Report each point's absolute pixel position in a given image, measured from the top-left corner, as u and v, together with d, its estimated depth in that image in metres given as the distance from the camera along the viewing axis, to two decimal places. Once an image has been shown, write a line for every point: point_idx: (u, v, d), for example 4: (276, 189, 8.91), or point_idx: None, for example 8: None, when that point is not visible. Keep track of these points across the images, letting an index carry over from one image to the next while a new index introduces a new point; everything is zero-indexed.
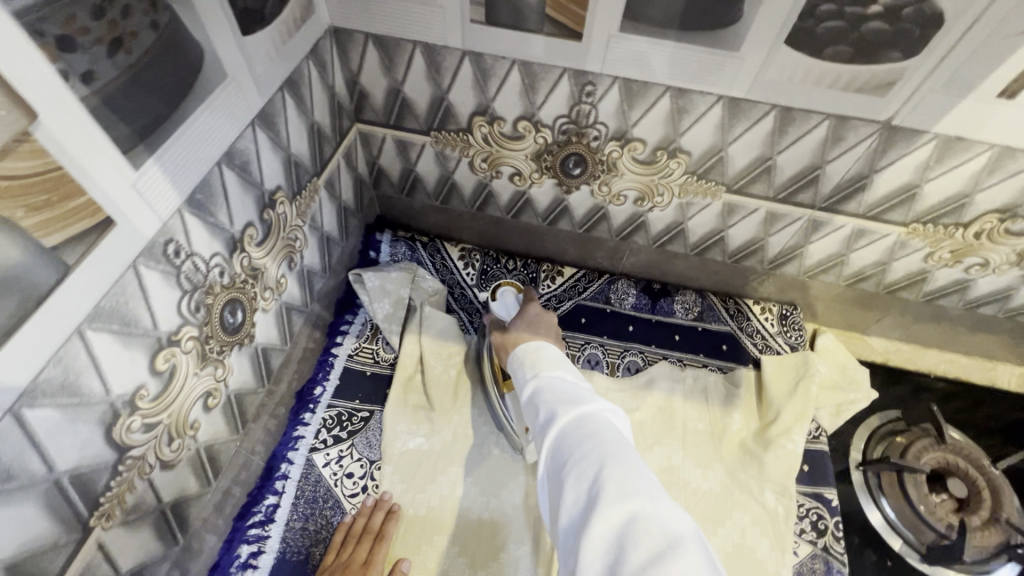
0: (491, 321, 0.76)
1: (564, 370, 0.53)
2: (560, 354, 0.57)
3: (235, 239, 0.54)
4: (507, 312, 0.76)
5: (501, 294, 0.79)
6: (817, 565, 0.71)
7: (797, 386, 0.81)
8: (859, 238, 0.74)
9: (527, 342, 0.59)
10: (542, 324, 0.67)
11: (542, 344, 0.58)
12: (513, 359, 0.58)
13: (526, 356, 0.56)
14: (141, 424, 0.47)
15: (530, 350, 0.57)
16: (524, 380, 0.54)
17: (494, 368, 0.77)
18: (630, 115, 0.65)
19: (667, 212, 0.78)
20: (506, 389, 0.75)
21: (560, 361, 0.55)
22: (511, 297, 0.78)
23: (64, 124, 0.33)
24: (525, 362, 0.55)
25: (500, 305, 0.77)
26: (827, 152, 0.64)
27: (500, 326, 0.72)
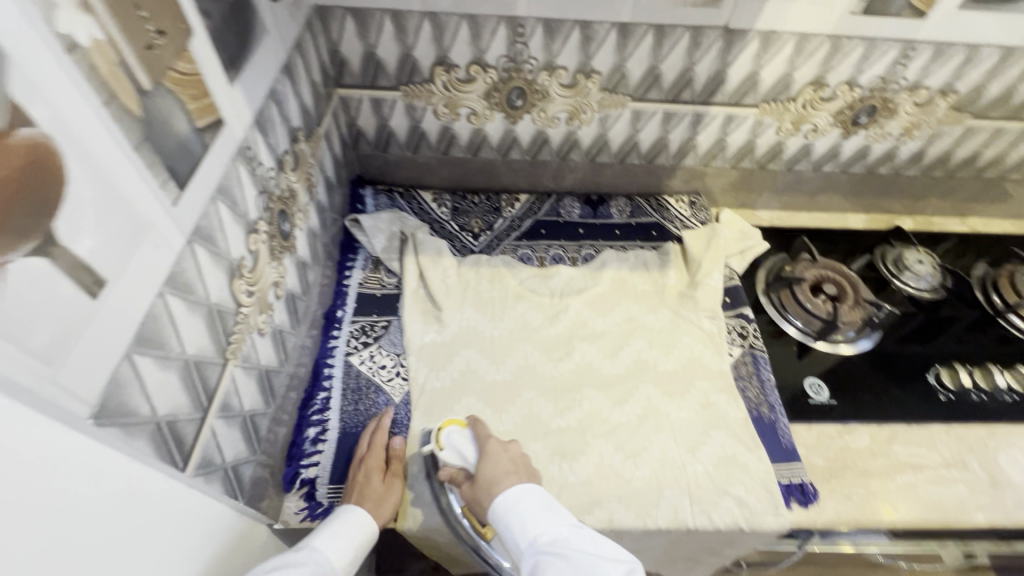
0: (450, 474, 0.76)
1: (554, 529, 0.66)
2: (541, 501, 0.69)
3: (280, 161, 0.71)
4: (466, 457, 0.75)
5: (447, 436, 0.77)
6: (747, 358, 0.96)
7: (710, 244, 1.07)
8: (730, 123, 1.02)
9: (510, 492, 0.69)
10: (509, 457, 0.74)
11: (524, 495, 0.69)
12: (501, 526, 0.68)
13: (516, 526, 0.67)
14: (246, 288, 0.62)
15: (516, 512, 0.68)
16: (529, 557, 0.65)
17: (471, 518, 0.77)
18: (553, 47, 0.88)
19: (592, 127, 1.02)
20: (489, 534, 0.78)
21: (547, 517, 0.67)
22: (460, 438, 0.77)
23: (202, 43, 0.50)
24: (521, 539, 0.66)
25: (453, 450, 0.76)
26: (693, 56, 0.90)
27: (466, 477, 0.75)
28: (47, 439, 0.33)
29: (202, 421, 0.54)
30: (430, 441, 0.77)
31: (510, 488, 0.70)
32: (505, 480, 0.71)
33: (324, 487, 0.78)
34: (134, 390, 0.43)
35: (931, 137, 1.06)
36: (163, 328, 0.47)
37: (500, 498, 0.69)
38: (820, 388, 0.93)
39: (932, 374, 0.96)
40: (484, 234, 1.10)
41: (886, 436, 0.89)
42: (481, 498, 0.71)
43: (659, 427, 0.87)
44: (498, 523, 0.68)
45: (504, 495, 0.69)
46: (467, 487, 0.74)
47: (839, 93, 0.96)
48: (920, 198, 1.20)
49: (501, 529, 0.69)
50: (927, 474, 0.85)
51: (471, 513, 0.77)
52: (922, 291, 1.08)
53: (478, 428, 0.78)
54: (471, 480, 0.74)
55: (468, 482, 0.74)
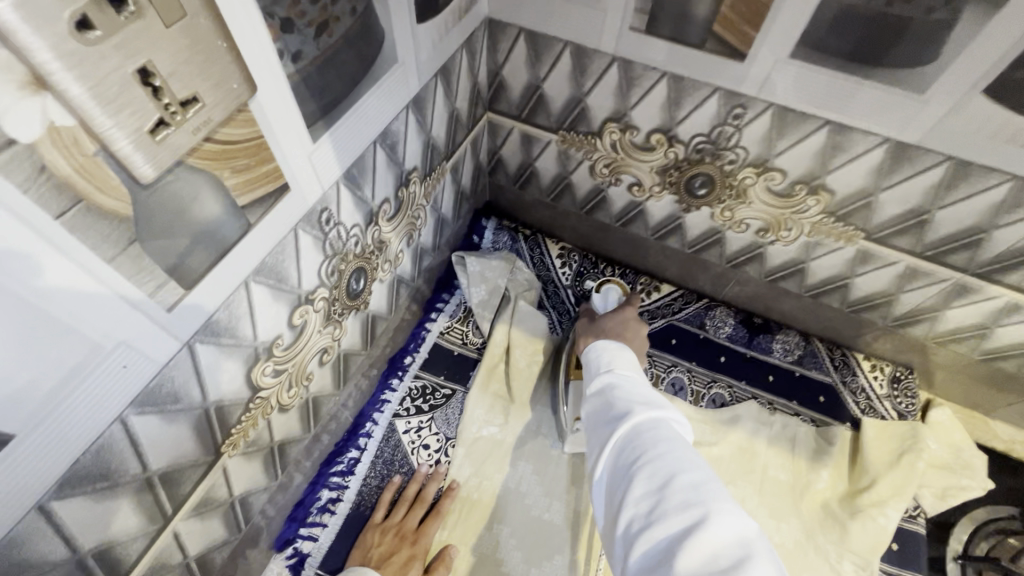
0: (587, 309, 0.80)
1: (638, 374, 0.55)
2: (635, 362, 0.58)
3: (372, 213, 0.58)
4: (604, 306, 0.80)
5: (604, 288, 0.83)
6: None
7: (901, 457, 0.75)
8: (1013, 313, 0.66)
9: (608, 343, 0.60)
10: (628, 330, 0.67)
11: (621, 344, 0.61)
12: (591, 356, 0.60)
13: (603, 356, 0.58)
14: (272, 369, 0.51)
15: (611, 351, 0.58)
16: (600, 375, 0.55)
17: (569, 356, 0.78)
18: (776, 144, 0.62)
19: (790, 247, 0.74)
20: (573, 376, 0.76)
21: (632, 365, 0.56)
22: (613, 296, 0.82)
23: (272, 99, 0.37)
24: (601, 359, 0.58)
25: (602, 298, 0.82)
26: (1000, 215, 0.57)
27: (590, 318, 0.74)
28: None
29: (159, 531, 0.45)
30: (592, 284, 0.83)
31: (609, 341, 0.60)
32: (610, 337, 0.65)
33: (312, 569, 0.69)
34: (43, 539, 0.34)
35: None
36: (115, 456, 0.37)
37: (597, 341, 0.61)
38: None
39: None
40: None
41: None
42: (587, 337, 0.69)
43: None
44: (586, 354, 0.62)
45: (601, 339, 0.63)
46: (583, 323, 0.73)
47: None
48: None
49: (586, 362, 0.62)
50: None
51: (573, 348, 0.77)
52: None
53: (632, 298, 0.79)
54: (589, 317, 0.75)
55: (588, 320, 0.73)
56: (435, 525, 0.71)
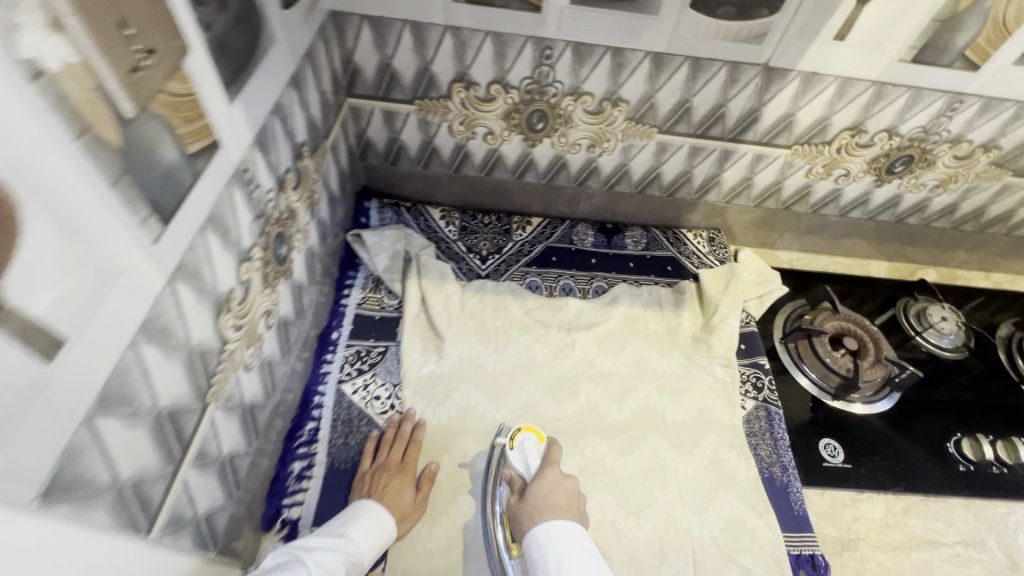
0: (509, 476, 0.76)
1: (588, 571, 0.62)
2: (579, 543, 0.65)
3: (280, 180, 0.66)
4: (528, 467, 0.76)
5: (521, 441, 0.78)
6: (761, 413, 0.91)
7: (728, 285, 1.02)
8: (759, 162, 0.97)
9: (551, 527, 0.66)
10: (560, 497, 0.70)
11: (565, 531, 0.66)
12: (533, 551, 0.65)
13: (547, 558, 0.64)
14: (233, 323, 0.57)
15: (554, 541, 0.65)
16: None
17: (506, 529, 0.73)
18: (580, 72, 0.83)
19: (613, 155, 0.97)
20: (512, 552, 0.71)
21: (584, 559, 0.63)
22: (531, 450, 0.77)
23: (199, 61, 0.45)
24: (552, 565, 0.63)
25: (520, 455, 0.76)
26: (728, 92, 0.85)
27: (518, 489, 0.74)
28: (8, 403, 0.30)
29: (174, 476, 0.49)
30: (503, 438, 0.78)
31: (550, 522, 0.67)
32: (548, 509, 0.69)
33: (306, 529, 0.72)
34: (92, 458, 0.38)
35: (966, 191, 1.01)
36: (134, 383, 0.41)
37: (540, 527, 0.67)
38: (836, 450, 0.89)
39: (954, 444, 0.91)
40: (492, 258, 1.05)
41: (902, 508, 0.85)
42: (522, 521, 0.69)
43: (665, 483, 0.82)
44: (533, 549, 0.65)
45: (546, 522, 0.67)
46: (513, 500, 0.73)
47: (877, 140, 0.91)
48: (946, 251, 1.15)
49: (532, 561, 0.65)
50: (943, 553, 0.81)
51: (505, 519, 0.73)
52: (943, 350, 1.03)
53: (553, 448, 0.77)
54: (521, 493, 0.73)
55: (518, 495, 0.73)
56: (415, 452, 0.79)
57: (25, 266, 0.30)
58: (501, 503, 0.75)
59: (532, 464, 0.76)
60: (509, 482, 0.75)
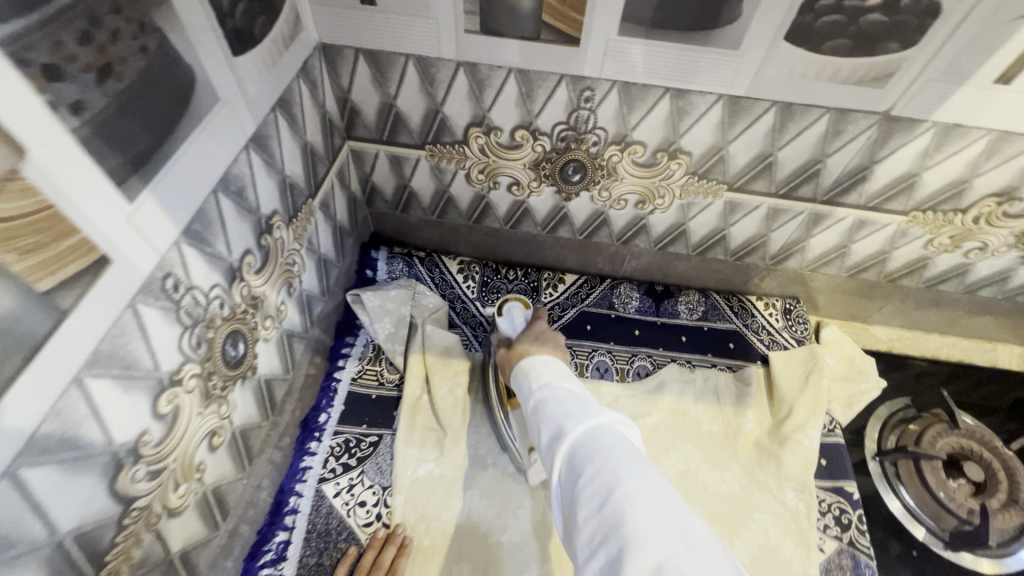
0: (498, 338, 0.75)
1: (571, 385, 0.52)
2: (564, 369, 0.56)
3: (234, 269, 0.52)
4: (513, 326, 0.75)
5: (507, 308, 0.78)
6: (846, 562, 0.70)
7: (808, 380, 0.80)
8: (861, 228, 0.75)
9: (532, 359, 0.60)
10: (543, 338, 0.67)
11: (548, 361, 0.58)
12: (518, 383, 0.58)
13: (530, 374, 0.56)
14: (146, 472, 0.44)
15: (537, 367, 0.57)
16: (530, 399, 0.53)
17: (500, 388, 0.76)
18: (629, 118, 0.64)
19: (668, 213, 0.78)
20: (510, 408, 0.74)
21: (566, 376, 0.54)
22: (518, 313, 0.77)
23: (54, 159, 0.31)
24: (533, 380, 0.55)
25: (508, 319, 0.76)
26: (827, 145, 0.64)
27: (505, 345, 0.73)
28: None
29: None
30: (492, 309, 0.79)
31: (533, 356, 0.60)
32: (532, 349, 0.64)
33: None
34: None
35: None
36: None
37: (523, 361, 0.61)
38: None
39: None
40: None
41: None
42: (511, 359, 0.66)
43: None
44: (517, 379, 0.58)
45: (526, 358, 0.60)
46: (502, 350, 0.71)
47: None
48: None
49: (518, 386, 0.58)
50: None
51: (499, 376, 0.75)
52: None
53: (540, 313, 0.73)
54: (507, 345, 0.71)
55: (505, 346, 0.71)
56: None
57: None
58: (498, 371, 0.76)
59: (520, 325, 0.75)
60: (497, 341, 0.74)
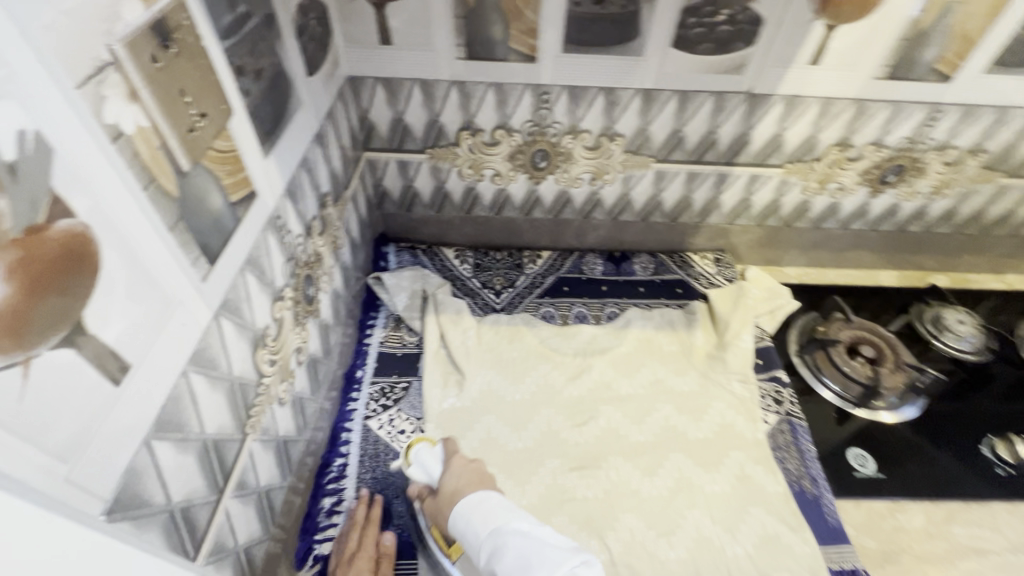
0: (417, 490, 0.70)
1: (516, 522, 0.58)
2: (502, 505, 0.61)
3: (308, 227, 0.71)
4: (429, 473, 0.69)
5: (415, 453, 0.71)
6: (784, 426, 0.90)
7: (738, 302, 1.04)
8: (755, 182, 1.01)
9: (469, 499, 0.63)
10: (473, 471, 0.68)
11: (484, 498, 0.62)
12: (460, 526, 0.61)
13: (473, 520, 0.60)
14: (268, 358, 0.61)
15: (476, 508, 0.61)
16: (483, 546, 0.57)
17: (437, 535, 0.70)
18: (577, 112, 0.89)
19: (614, 186, 1.02)
20: (455, 554, 0.67)
21: (505, 513, 0.60)
22: (427, 454, 0.71)
23: (240, 120, 0.51)
24: (478, 525, 0.59)
25: (420, 467, 0.70)
26: (716, 119, 0.90)
27: (429, 492, 0.69)
28: (79, 417, 0.34)
29: (217, 503, 0.52)
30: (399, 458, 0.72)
31: (471, 494, 0.63)
32: (465, 488, 0.65)
33: None
34: (149, 479, 0.41)
35: (963, 195, 1.03)
36: (185, 410, 0.45)
37: (461, 503, 0.63)
38: (865, 460, 0.87)
39: (988, 447, 0.89)
40: (506, 291, 1.09)
41: (942, 515, 0.82)
42: (444, 510, 0.64)
43: (693, 502, 0.82)
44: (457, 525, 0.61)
45: (463, 502, 0.63)
46: (428, 503, 0.67)
47: (865, 153, 0.95)
48: (953, 255, 1.17)
49: (461, 541, 0.61)
50: (994, 561, 0.78)
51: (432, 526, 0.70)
52: (965, 353, 1.02)
53: (448, 445, 0.72)
54: (432, 495, 0.68)
55: (432, 496, 0.68)
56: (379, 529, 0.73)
57: (99, 298, 0.35)
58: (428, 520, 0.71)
59: (434, 470, 0.70)
60: (418, 494, 0.70)
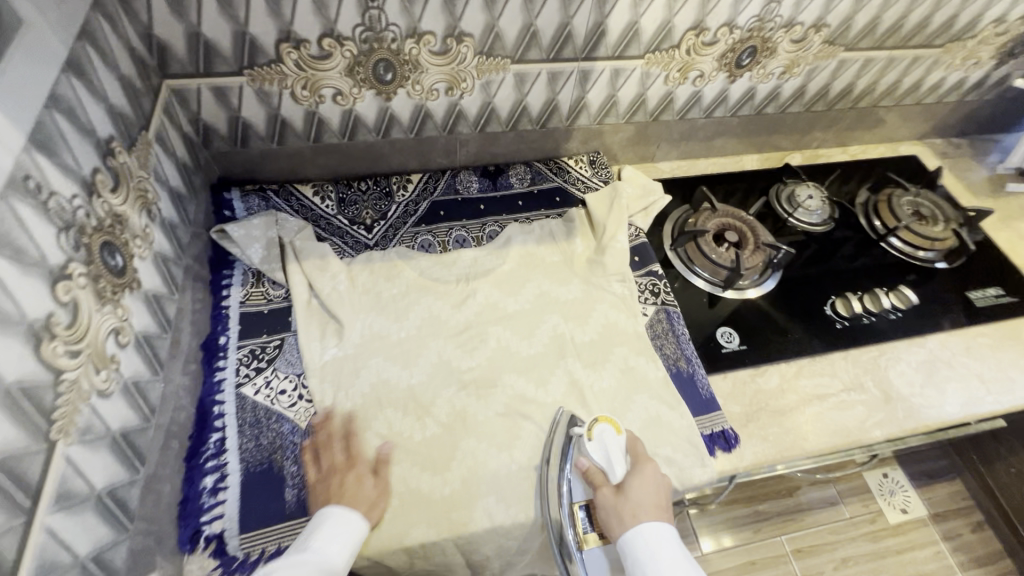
0: (587, 467, 0.70)
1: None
2: (680, 549, 0.61)
3: (88, 184, 0.58)
4: (609, 460, 0.69)
5: (601, 434, 0.71)
6: (661, 315, 0.95)
7: (612, 205, 1.04)
8: (618, 77, 0.97)
9: (650, 525, 0.62)
10: (655, 487, 0.67)
11: (662, 531, 0.62)
12: (633, 552, 0.61)
13: (660, 554, 0.60)
14: (65, 350, 0.51)
15: (659, 550, 0.61)
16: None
17: (581, 519, 0.70)
18: (413, 11, 0.78)
19: (475, 95, 0.94)
20: (587, 542, 0.68)
21: (685, 569, 0.59)
22: (612, 441, 0.70)
23: None
24: (656, 573, 0.59)
25: (601, 449, 0.70)
26: (568, 8, 0.83)
27: (607, 486, 0.68)
28: None
29: (28, 525, 0.45)
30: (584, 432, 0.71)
31: (653, 517, 0.63)
32: (647, 502, 0.65)
33: (236, 538, 0.68)
34: None
35: (810, 73, 1.07)
36: None
37: (639, 524, 0.63)
38: (731, 335, 0.96)
39: (829, 306, 1.01)
40: (377, 225, 1.01)
41: (793, 372, 0.93)
42: (623, 514, 0.65)
43: (583, 403, 0.84)
44: (633, 549, 0.61)
45: (645, 523, 0.63)
46: (604, 495, 0.67)
47: (719, 36, 0.93)
48: (804, 132, 1.23)
49: (626, 561, 0.61)
50: (831, 402, 0.90)
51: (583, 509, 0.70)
52: (814, 225, 1.11)
53: (636, 444, 0.72)
54: (613, 489, 0.68)
55: (609, 491, 0.67)
56: (361, 445, 0.74)
57: None
58: (581, 493, 0.71)
59: (616, 462, 0.70)
60: (593, 478, 0.69)
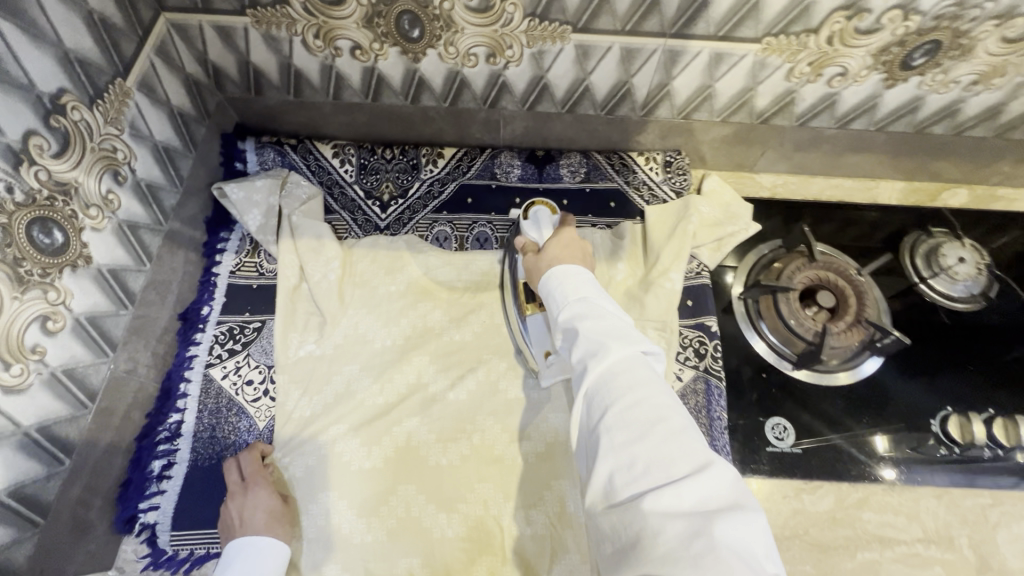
0: (523, 244, 0.65)
1: (607, 301, 0.51)
2: (597, 282, 0.54)
3: (14, 153, 0.50)
4: (540, 232, 0.66)
5: (534, 212, 0.69)
6: (699, 385, 0.76)
7: (675, 228, 0.82)
8: (719, 63, 0.71)
9: (561, 270, 0.55)
10: (577, 246, 0.61)
11: (579, 273, 0.55)
12: (548, 288, 0.55)
13: (565, 285, 0.53)
14: None
15: (568, 277, 0.54)
16: (566, 309, 0.51)
17: (518, 292, 0.73)
18: None
19: (523, 66, 0.74)
20: (529, 310, 0.72)
21: (595, 292, 0.52)
22: (547, 219, 0.68)
23: None
24: (566, 294, 0.53)
25: (533, 222, 0.67)
26: None
27: (532, 250, 0.64)
28: None
29: None
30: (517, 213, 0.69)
31: (563, 265, 0.56)
32: (562, 258, 0.58)
33: (167, 533, 0.67)
34: None
35: (1018, 87, 0.73)
36: None
37: (552, 271, 0.56)
38: (785, 433, 0.74)
39: (937, 423, 0.74)
40: (394, 204, 0.88)
41: (856, 499, 0.71)
42: (538, 268, 0.59)
43: (565, 472, 0.71)
44: (548, 284, 0.56)
45: (558, 267, 0.56)
46: (528, 255, 0.63)
47: (885, 22, 0.63)
48: (985, 164, 0.88)
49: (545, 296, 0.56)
50: (896, 552, 0.68)
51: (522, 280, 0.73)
52: (955, 301, 0.82)
53: (569, 219, 0.67)
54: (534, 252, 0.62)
55: (532, 253, 0.62)
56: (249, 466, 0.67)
57: None
58: (520, 271, 0.74)
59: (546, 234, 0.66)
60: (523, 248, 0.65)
